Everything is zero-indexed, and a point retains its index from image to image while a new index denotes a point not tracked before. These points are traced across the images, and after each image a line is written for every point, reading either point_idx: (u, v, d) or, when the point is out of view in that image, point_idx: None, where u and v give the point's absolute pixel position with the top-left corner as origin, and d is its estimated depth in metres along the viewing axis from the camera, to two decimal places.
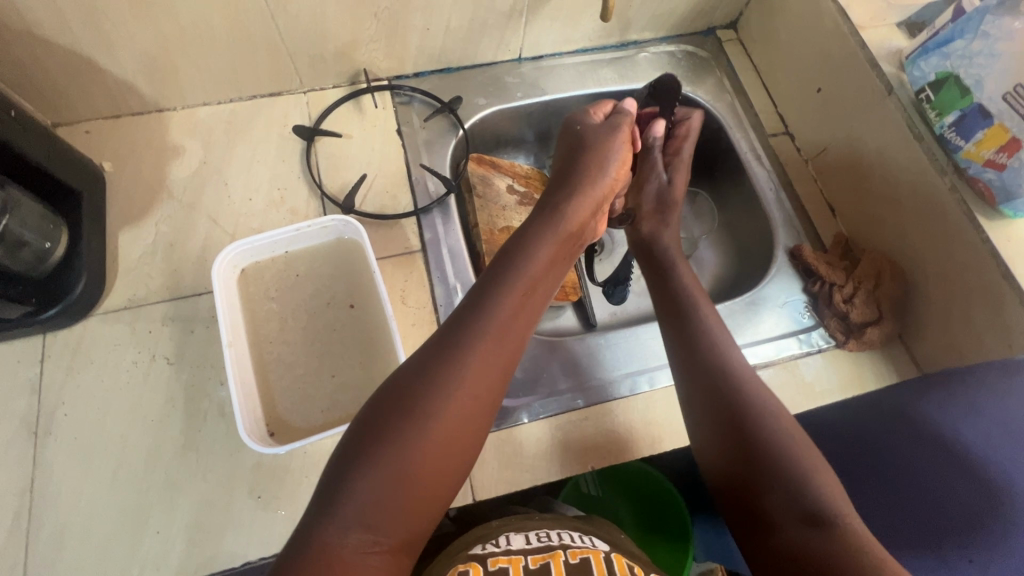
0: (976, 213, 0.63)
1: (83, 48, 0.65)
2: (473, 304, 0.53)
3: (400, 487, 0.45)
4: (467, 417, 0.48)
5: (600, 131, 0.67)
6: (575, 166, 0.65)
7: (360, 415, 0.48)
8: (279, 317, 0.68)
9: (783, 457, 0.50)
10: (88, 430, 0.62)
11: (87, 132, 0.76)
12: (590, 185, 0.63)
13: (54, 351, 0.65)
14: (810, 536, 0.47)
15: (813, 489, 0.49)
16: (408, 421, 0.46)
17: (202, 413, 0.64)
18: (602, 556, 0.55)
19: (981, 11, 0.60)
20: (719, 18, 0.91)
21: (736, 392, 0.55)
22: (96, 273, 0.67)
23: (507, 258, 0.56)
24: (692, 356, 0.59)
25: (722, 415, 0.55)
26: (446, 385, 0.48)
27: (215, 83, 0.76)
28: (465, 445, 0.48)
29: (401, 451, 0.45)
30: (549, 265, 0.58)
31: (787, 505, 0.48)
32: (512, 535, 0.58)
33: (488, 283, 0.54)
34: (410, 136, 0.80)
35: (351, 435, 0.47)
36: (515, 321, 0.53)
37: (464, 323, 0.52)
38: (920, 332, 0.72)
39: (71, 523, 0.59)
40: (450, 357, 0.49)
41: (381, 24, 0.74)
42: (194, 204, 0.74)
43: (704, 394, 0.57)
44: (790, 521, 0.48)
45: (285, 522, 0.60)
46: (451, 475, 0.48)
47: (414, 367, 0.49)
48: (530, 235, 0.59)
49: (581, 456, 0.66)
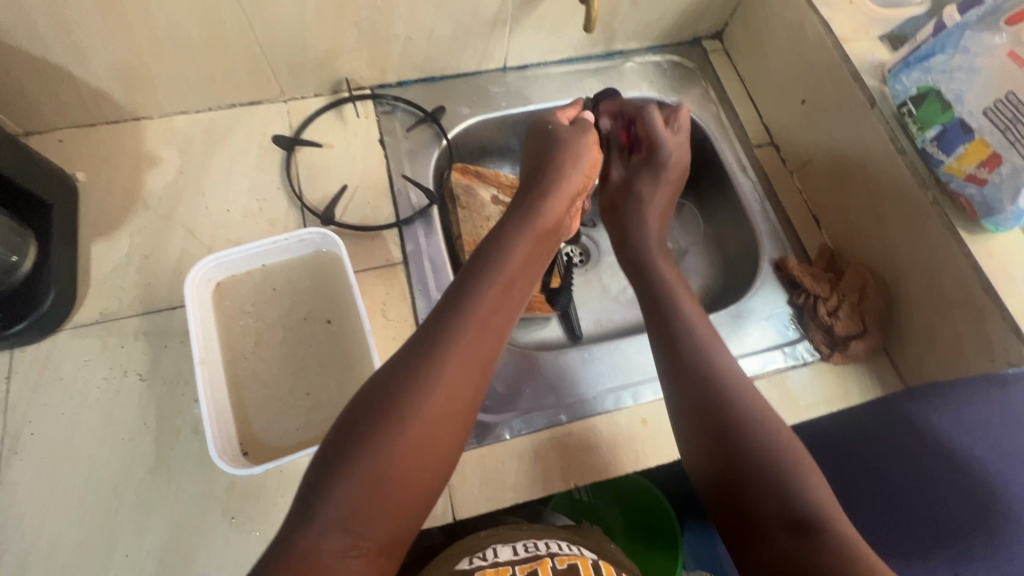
0: (958, 226, 0.63)
1: (54, 56, 0.64)
2: (451, 306, 0.52)
3: (383, 490, 0.44)
4: (446, 419, 0.47)
5: (573, 131, 0.66)
6: (547, 162, 0.63)
7: (339, 418, 0.47)
8: (255, 332, 0.66)
9: (770, 463, 0.49)
10: (56, 449, 0.60)
11: (60, 141, 0.74)
12: (565, 177, 0.62)
13: (22, 368, 0.63)
14: (793, 538, 0.45)
15: (800, 488, 0.47)
16: (389, 422, 0.45)
17: (174, 431, 0.62)
18: (590, 563, 0.55)
19: (960, 26, 0.60)
20: (704, 28, 0.91)
21: (717, 386, 0.54)
22: (67, 286, 0.65)
23: (484, 257, 0.56)
24: (680, 368, 0.56)
25: (704, 418, 0.53)
26: (426, 389, 0.47)
27: (192, 92, 0.75)
28: (445, 445, 0.48)
29: (382, 453, 0.44)
30: (528, 262, 0.57)
31: (769, 501, 0.47)
32: (499, 546, 0.57)
33: (464, 283, 0.53)
34: (392, 145, 0.79)
35: (327, 443, 0.46)
36: (492, 321, 0.52)
37: (443, 322, 0.51)
38: (904, 344, 0.71)
39: (36, 548, 0.57)
40: (430, 355, 0.48)
41: (362, 33, 0.73)
42: (169, 214, 0.72)
43: (687, 392, 0.55)
44: (777, 529, 0.46)
45: (259, 543, 0.58)
46: (432, 479, 0.47)
47: (394, 367, 0.48)
48: (506, 233, 0.57)
49: (564, 473, 0.65)
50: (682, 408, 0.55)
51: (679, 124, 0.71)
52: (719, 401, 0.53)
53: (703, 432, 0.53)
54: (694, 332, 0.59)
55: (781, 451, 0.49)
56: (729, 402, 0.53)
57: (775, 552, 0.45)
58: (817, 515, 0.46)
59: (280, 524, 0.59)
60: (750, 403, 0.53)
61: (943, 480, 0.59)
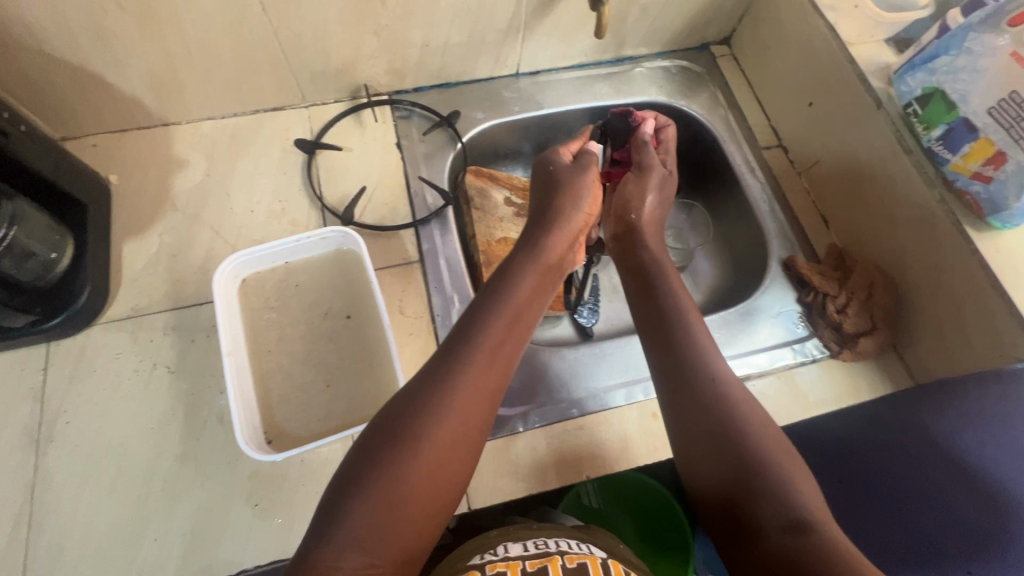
0: (965, 224, 0.64)
1: (93, 65, 0.68)
2: (460, 334, 0.52)
3: (396, 515, 0.44)
4: (458, 447, 0.48)
5: (574, 172, 0.66)
6: (549, 204, 0.63)
7: (356, 442, 0.47)
8: (278, 327, 0.69)
9: (759, 467, 0.48)
10: (89, 437, 0.63)
11: (94, 145, 0.78)
12: (569, 216, 0.62)
13: (57, 360, 0.66)
14: (785, 536, 0.44)
15: (791, 492, 0.47)
16: (403, 446, 0.46)
17: (201, 422, 0.64)
18: (599, 563, 0.56)
19: (964, 28, 0.61)
20: (712, 34, 0.93)
21: (713, 392, 0.53)
22: (100, 283, 0.68)
23: (491, 289, 0.56)
24: (672, 366, 0.56)
25: (698, 422, 0.52)
26: (438, 415, 0.47)
27: (219, 98, 0.78)
28: (458, 468, 0.48)
29: (397, 475, 0.44)
30: (535, 293, 0.57)
31: (767, 508, 0.46)
32: (511, 543, 0.58)
33: (473, 315, 0.54)
34: (408, 149, 0.82)
35: (345, 464, 0.46)
36: (502, 349, 0.52)
37: (454, 350, 0.51)
38: (912, 340, 0.72)
39: (69, 531, 0.59)
40: (441, 380, 0.49)
41: (381, 41, 0.76)
42: (196, 215, 0.75)
43: (684, 403, 0.54)
44: (773, 528, 0.45)
45: (282, 530, 0.60)
46: (444, 502, 0.47)
47: (408, 393, 0.49)
48: (512, 268, 0.58)
49: (576, 466, 0.66)
50: (677, 419, 0.54)
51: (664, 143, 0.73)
52: (714, 407, 0.52)
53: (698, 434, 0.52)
54: (697, 343, 0.57)
55: (774, 455, 0.49)
56: (727, 417, 0.51)
57: (769, 557, 0.44)
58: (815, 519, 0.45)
59: (302, 511, 0.61)
60: (743, 410, 0.52)
61: (949, 471, 0.57)
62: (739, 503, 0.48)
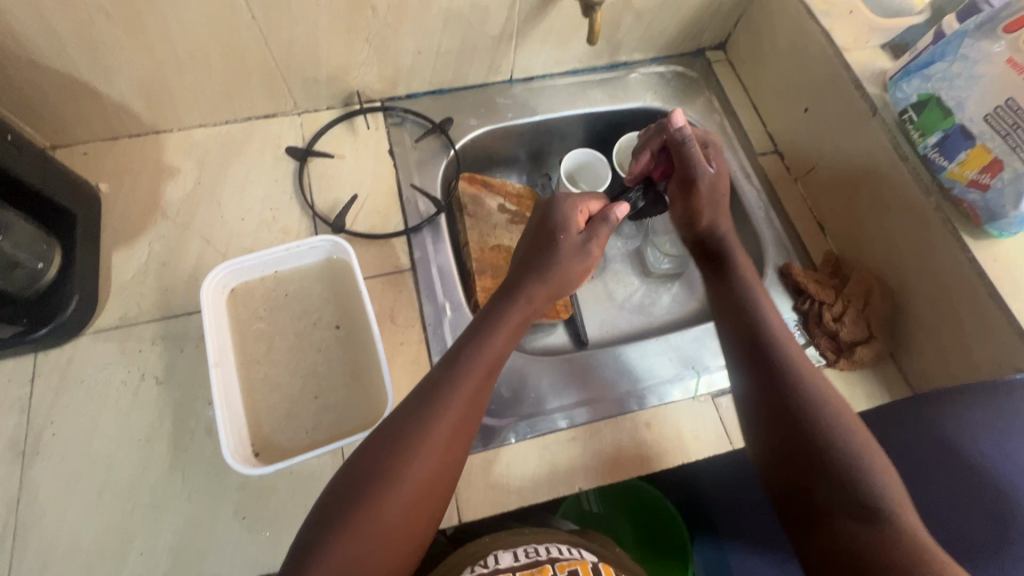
0: (961, 232, 0.63)
1: (81, 74, 0.67)
2: (437, 381, 0.53)
3: (379, 542, 0.46)
4: (433, 485, 0.49)
5: (577, 247, 0.61)
6: (537, 266, 0.60)
7: (335, 480, 0.49)
8: (267, 336, 0.68)
9: (835, 443, 0.50)
10: (76, 449, 0.62)
11: (84, 154, 0.77)
12: (555, 273, 0.60)
13: (45, 370, 0.65)
14: (857, 521, 0.46)
15: (863, 472, 0.48)
16: (373, 492, 0.47)
17: (189, 432, 0.64)
18: (590, 567, 0.56)
19: (959, 34, 0.61)
20: (708, 39, 0.92)
21: (785, 366, 0.55)
22: (88, 292, 0.68)
23: (469, 334, 0.57)
24: (742, 328, 0.60)
25: (778, 398, 0.54)
26: (408, 465, 0.48)
27: (211, 105, 0.78)
28: (428, 511, 0.49)
29: (367, 521, 0.46)
30: (509, 343, 0.57)
31: (837, 489, 0.48)
32: (501, 552, 0.58)
33: (452, 360, 0.54)
34: (401, 156, 0.82)
35: (325, 501, 0.48)
36: (476, 398, 0.53)
37: (431, 396, 0.52)
38: (909, 348, 0.71)
39: (54, 546, 0.58)
40: (415, 427, 0.50)
41: (372, 48, 0.75)
42: (187, 223, 0.75)
43: (757, 373, 0.56)
44: (841, 511, 0.47)
45: (269, 543, 0.59)
46: (417, 540, 0.49)
47: (383, 437, 0.50)
48: (491, 316, 0.58)
49: (568, 478, 0.65)
50: (756, 397, 0.55)
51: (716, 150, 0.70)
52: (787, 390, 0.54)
53: (775, 410, 0.54)
54: (770, 326, 0.59)
55: (846, 433, 0.50)
56: (802, 402, 0.53)
57: (838, 536, 0.46)
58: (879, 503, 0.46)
59: (291, 522, 0.60)
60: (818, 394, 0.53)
61: (952, 487, 0.56)
62: (810, 472, 0.50)
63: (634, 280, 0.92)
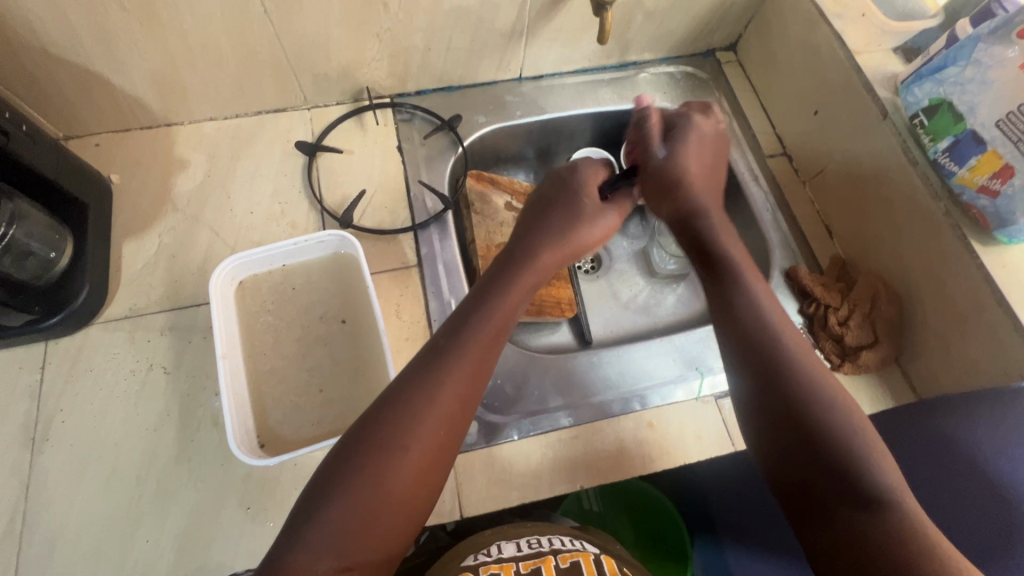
0: (970, 238, 0.63)
1: (95, 65, 0.68)
2: (443, 348, 0.51)
3: (374, 512, 0.45)
4: (436, 456, 0.48)
5: (583, 207, 0.63)
6: (543, 232, 0.60)
7: (337, 445, 0.48)
8: (274, 329, 0.68)
9: (834, 438, 0.46)
10: (85, 436, 0.63)
11: (97, 145, 0.78)
12: (563, 237, 0.61)
13: (55, 358, 0.66)
14: (858, 515, 0.44)
15: (867, 462, 0.45)
16: (376, 457, 0.46)
17: (196, 422, 0.64)
18: (592, 559, 0.55)
19: (972, 39, 0.60)
20: (718, 40, 0.92)
21: (779, 355, 0.51)
22: (99, 282, 0.68)
23: (474, 301, 0.55)
24: (732, 314, 0.54)
25: (774, 392, 0.49)
26: (413, 430, 0.47)
27: (222, 99, 0.78)
28: (431, 480, 0.48)
29: (371, 488, 0.45)
30: (515, 311, 0.56)
31: (840, 483, 0.45)
32: (504, 543, 0.58)
33: (456, 327, 0.53)
34: (410, 152, 0.82)
35: (325, 466, 0.47)
36: (481, 366, 0.52)
37: (435, 364, 0.50)
38: (914, 354, 0.71)
39: (62, 531, 0.59)
40: (418, 396, 0.49)
41: (383, 44, 0.76)
42: (197, 215, 0.75)
43: (752, 368, 0.51)
44: (844, 505, 0.44)
45: (273, 533, 0.60)
46: (419, 509, 0.48)
47: (384, 406, 0.49)
48: (496, 283, 0.57)
49: (570, 475, 0.66)
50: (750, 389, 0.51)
51: (686, 134, 0.66)
52: (795, 388, 0.49)
53: (772, 403, 0.49)
54: (763, 312, 0.53)
55: (849, 425, 0.47)
56: (804, 395, 0.48)
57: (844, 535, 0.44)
58: (892, 501, 0.44)
59: None
60: (826, 387, 0.49)
61: (958, 493, 0.55)
62: (812, 467, 0.46)
63: (638, 280, 0.92)
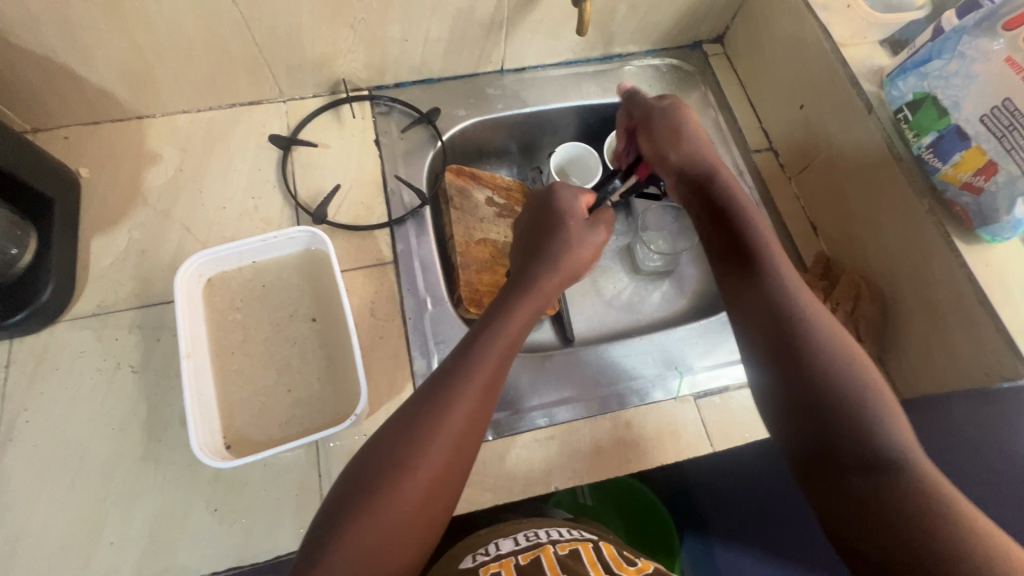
0: (953, 236, 0.62)
1: (60, 56, 0.66)
2: (452, 366, 0.52)
3: (388, 530, 0.45)
4: (449, 472, 0.48)
5: (578, 228, 0.62)
6: (543, 255, 0.60)
7: (350, 466, 0.48)
8: (244, 328, 0.67)
9: (844, 405, 0.46)
10: (49, 437, 0.62)
11: (65, 138, 0.76)
12: (562, 258, 0.60)
13: (20, 357, 0.65)
14: (865, 479, 0.43)
15: (878, 431, 0.45)
16: (387, 476, 0.47)
17: (163, 423, 0.63)
18: (591, 546, 0.54)
19: (958, 31, 0.59)
20: (705, 32, 0.90)
21: (792, 311, 0.51)
22: (65, 279, 0.67)
23: (484, 320, 0.56)
24: (745, 273, 0.54)
25: (783, 349, 0.49)
26: (425, 448, 0.48)
27: (194, 91, 0.76)
28: (444, 494, 0.48)
29: (385, 506, 0.45)
30: (524, 328, 0.57)
31: (852, 449, 0.44)
32: (501, 541, 0.57)
33: (467, 346, 0.53)
34: (387, 146, 0.80)
35: (339, 487, 0.47)
36: (490, 384, 0.52)
37: (445, 383, 0.51)
38: (897, 353, 0.70)
39: (24, 534, 0.58)
40: (428, 415, 0.49)
41: (358, 35, 0.74)
42: (168, 211, 0.74)
43: (763, 325, 0.51)
44: (852, 470, 0.44)
45: (240, 536, 0.59)
46: (434, 523, 0.48)
47: (393, 430, 0.49)
48: (504, 300, 0.57)
49: (545, 477, 0.65)
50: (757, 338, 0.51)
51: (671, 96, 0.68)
52: (806, 352, 0.48)
53: (779, 358, 0.49)
54: (779, 275, 0.53)
55: (862, 391, 0.46)
56: (815, 357, 0.48)
57: (851, 497, 0.43)
58: (902, 468, 0.43)
59: (263, 515, 0.60)
60: (838, 349, 0.48)
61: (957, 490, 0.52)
62: (819, 428, 0.46)
63: (622, 277, 0.90)
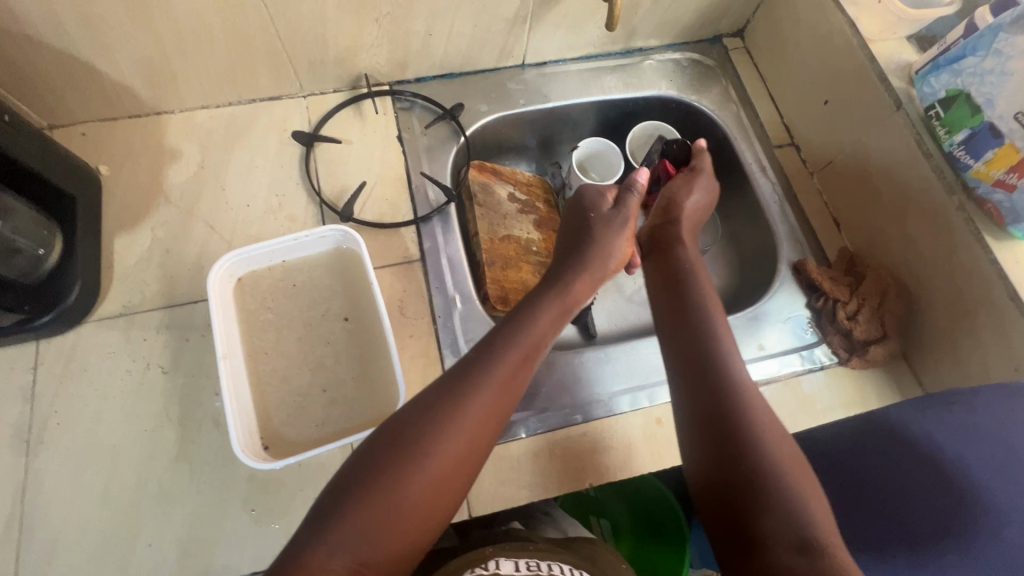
0: (984, 232, 0.63)
1: (81, 52, 0.65)
2: (474, 358, 0.53)
3: (392, 516, 0.45)
4: (456, 467, 0.48)
5: (608, 220, 0.67)
6: (580, 251, 0.64)
7: (361, 447, 0.49)
8: (274, 327, 0.67)
9: (770, 476, 0.46)
10: (81, 439, 0.61)
11: (83, 134, 0.75)
12: (598, 260, 0.64)
13: (48, 358, 0.64)
14: (797, 556, 0.42)
15: (802, 504, 0.45)
16: (399, 460, 0.47)
17: (196, 423, 0.63)
18: None
19: (993, 29, 0.59)
20: (726, 26, 0.90)
21: (726, 379, 0.53)
22: (91, 280, 0.66)
23: (511, 318, 0.56)
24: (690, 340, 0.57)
25: (717, 419, 0.50)
26: (436, 440, 0.48)
27: (214, 86, 0.75)
28: (448, 491, 0.48)
29: (392, 488, 0.45)
30: (548, 330, 0.57)
31: (780, 520, 0.44)
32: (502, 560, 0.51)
33: (490, 342, 0.54)
34: (410, 143, 0.79)
35: (347, 470, 0.47)
36: (510, 382, 0.52)
37: (467, 373, 0.51)
38: (922, 347, 0.71)
39: (61, 536, 0.58)
40: (444, 405, 0.49)
41: (381, 29, 0.72)
42: (190, 209, 0.73)
43: (702, 393, 0.53)
44: (782, 543, 0.43)
45: (278, 536, 0.59)
46: (432, 520, 0.47)
47: (405, 417, 0.49)
48: (533, 300, 0.58)
49: (579, 473, 0.65)
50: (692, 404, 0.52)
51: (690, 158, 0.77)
52: (741, 418, 0.50)
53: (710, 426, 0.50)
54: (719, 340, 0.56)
55: (787, 461, 0.47)
56: (749, 422, 0.49)
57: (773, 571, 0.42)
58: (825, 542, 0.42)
59: (301, 515, 0.60)
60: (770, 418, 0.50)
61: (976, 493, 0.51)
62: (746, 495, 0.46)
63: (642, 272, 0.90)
